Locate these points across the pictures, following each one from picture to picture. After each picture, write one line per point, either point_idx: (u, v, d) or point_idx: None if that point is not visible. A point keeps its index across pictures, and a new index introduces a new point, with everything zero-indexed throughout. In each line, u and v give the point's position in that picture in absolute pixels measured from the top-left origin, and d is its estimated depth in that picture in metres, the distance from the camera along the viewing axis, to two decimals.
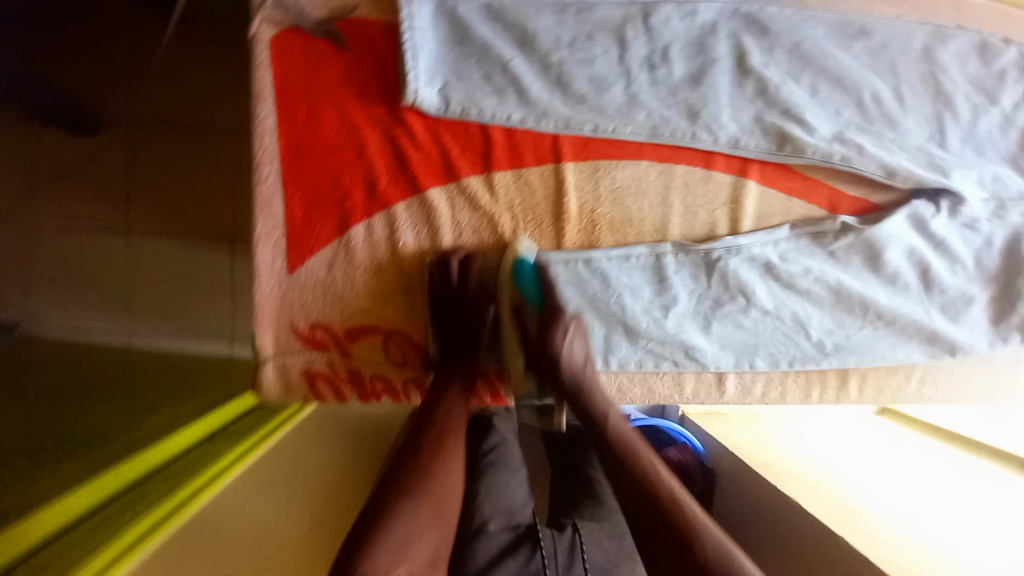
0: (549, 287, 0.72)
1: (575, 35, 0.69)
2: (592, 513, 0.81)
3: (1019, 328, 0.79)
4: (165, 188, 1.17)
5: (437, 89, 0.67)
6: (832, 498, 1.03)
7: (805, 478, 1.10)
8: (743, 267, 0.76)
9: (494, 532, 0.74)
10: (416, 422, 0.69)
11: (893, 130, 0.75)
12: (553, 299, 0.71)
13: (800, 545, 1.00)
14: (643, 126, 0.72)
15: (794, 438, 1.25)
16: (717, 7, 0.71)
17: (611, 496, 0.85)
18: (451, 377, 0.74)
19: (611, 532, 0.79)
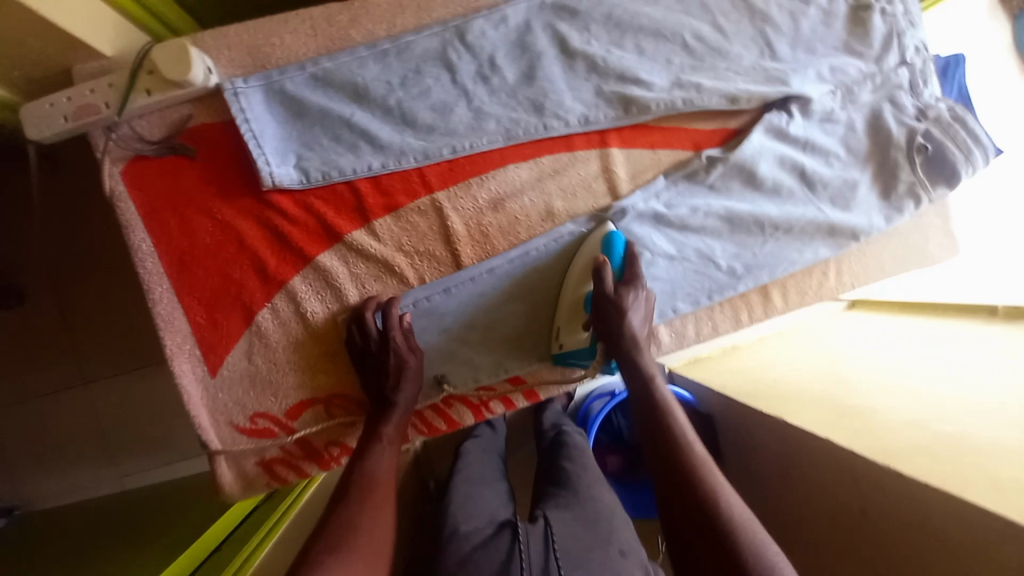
0: (633, 262, 0.76)
1: (403, 76, 0.74)
2: (568, 502, 0.82)
3: (908, 195, 0.83)
4: (78, 333, 1.13)
5: (293, 166, 0.72)
6: (818, 405, 1.05)
7: (790, 396, 1.12)
8: (643, 225, 0.80)
9: (470, 529, 0.76)
10: (346, 474, 0.68)
11: (725, 59, 0.80)
12: (635, 271, 0.75)
13: (810, 467, 0.98)
14: (496, 134, 0.76)
15: (773, 359, 1.33)
16: (524, 7, 0.76)
17: (586, 487, 0.86)
18: (381, 427, 0.73)
19: (584, 519, 0.78)
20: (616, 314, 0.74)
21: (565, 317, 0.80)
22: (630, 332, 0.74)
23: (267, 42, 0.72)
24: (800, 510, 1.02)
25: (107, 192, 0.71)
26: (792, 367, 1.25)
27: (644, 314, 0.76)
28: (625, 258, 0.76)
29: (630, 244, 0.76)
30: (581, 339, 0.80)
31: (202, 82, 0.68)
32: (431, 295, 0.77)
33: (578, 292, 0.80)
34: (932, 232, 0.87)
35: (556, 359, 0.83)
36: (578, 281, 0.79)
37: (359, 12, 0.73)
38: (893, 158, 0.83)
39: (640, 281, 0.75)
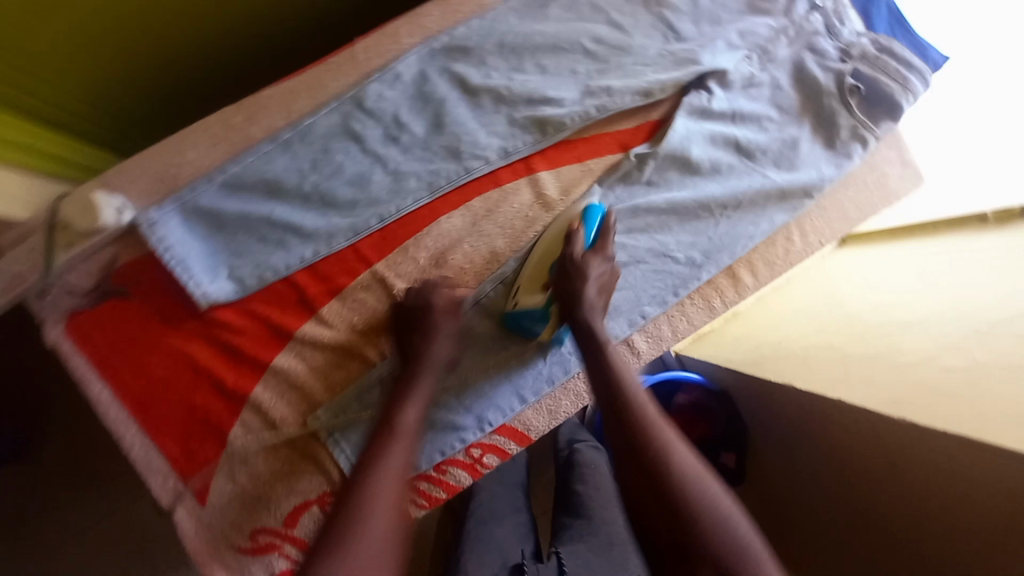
0: (607, 235, 0.71)
1: (313, 159, 0.73)
2: (580, 532, 0.86)
3: (853, 139, 0.79)
4: None
5: (226, 278, 0.71)
6: (824, 359, 0.96)
7: (794, 355, 1.02)
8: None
9: (486, 572, 0.81)
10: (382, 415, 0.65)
11: (630, 55, 0.78)
12: (608, 242, 0.71)
13: (836, 435, 0.92)
14: (419, 190, 0.75)
15: (773, 316, 1.20)
16: (415, 59, 0.75)
17: (600, 509, 0.89)
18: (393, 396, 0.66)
19: (596, 547, 0.82)
20: (570, 271, 0.68)
21: (529, 277, 0.73)
22: (585, 299, 0.68)
23: (172, 163, 0.72)
24: (838, 483, 0.96)
25: (56, 352, 0.71)
26: (782, 321, 1.15)
27: (600, 292, 0.69)
28: (600, 232, 0.71)
29: (608, 215, 0.72)
30: (536, 301, 0.71)
31: (115, 222, 0.69)
32: (394, 368, 0.74)
33: (545, 258, 0.73)
34: (890, 167, 0.83)
35: (511, 321, 0.74)
36: (547, 246, 0.73)
37: (254, 108, 0.73)
38: (828, 106, 0.80)
39: (607, 253, 0.71)
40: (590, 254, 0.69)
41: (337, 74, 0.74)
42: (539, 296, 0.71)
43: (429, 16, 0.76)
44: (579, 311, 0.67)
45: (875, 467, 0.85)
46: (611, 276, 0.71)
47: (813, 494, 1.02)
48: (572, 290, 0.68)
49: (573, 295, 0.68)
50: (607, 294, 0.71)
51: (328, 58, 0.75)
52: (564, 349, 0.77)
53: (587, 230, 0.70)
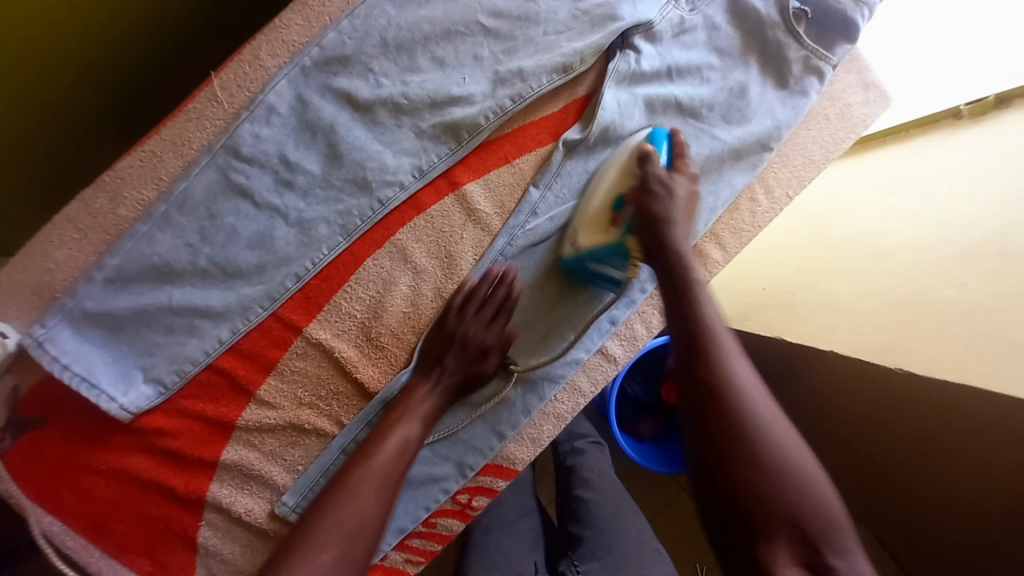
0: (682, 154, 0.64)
1: (201, 229, 0.63)
2: (593, 547, 0.88)
3: (806, 72, 0.70)
4: None
5: (144, 382, 0.65)
6: (808, 310, 0.90)
7: (779, 301, 0.96)
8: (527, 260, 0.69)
9: None
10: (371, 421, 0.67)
11: (538, 23, 0.67)
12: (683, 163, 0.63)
13: (838, 381, 0.88)
14: (333, 237, 0.65)
15: (759, 258, 1.10)
16: (286, 82, 0.63)
17: (609, 518, 0.91)
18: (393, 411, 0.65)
19: (609, 565, 0.85)
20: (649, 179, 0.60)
21: (597, 210, 0.65)
22: (669, 214, 0.59)
23: (48, 270, 0.63)
24: (844, 422, 0.94)
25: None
26: (771, 262, 1.07)
27: (686, 215, 0.61)
28: (671, 152, 0.64)
29: (675, 134, 0.65)
30: (611, 235, 0.63)
31: (0, 350, 0.61)
32: (356, 435, 0.67)
33: (612, 191, 0.64)
34: (851, 95, 0.74)
35: (570, 264, 0.68)
36: (615, 179, 0.64)
37: (116, 185, 0.63)
38: (774, 39, 0.69)
39: (690, 174, 0.63)
40: (674, 176, 0.62)
41: (201, 122, 0.63)
42: (610, 230, 0.64)
43: (290, 26, 0.63)
44: (663, 234, 0.59)
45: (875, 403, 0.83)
46: (693, 198, 0.63)
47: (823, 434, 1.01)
48: (660, 210, 0.59)
49: (654, 213, 0.59)
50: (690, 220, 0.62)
51: (187, 104, 0.63)
52: (536, 376, 0.70)
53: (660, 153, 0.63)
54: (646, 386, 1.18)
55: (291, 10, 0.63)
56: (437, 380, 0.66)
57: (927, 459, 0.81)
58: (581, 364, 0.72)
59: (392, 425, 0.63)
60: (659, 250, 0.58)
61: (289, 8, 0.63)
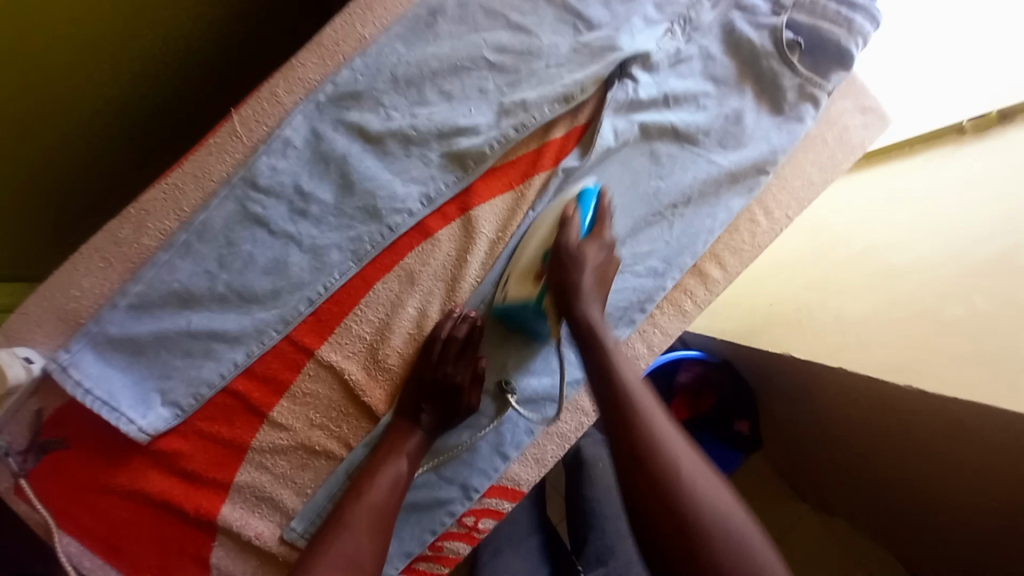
0: (602, 225, 0.65)
1: (219, 257, 0.66)
2: (597, 552, 0.88)
3: (801, 99, 0.72)
4: None
5: (162, 405, 0.67)
6: (817, 324, 0.91)
7: (787, 318, 0.97)
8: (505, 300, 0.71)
9: None
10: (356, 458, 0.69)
11: (540, 56, 0.70)
12: (600, 237, 0.64)
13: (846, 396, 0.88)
14: (345, 262, 0.68)
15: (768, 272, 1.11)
16: (302, 118, 0.66)
17: (613, 525, 0.91)
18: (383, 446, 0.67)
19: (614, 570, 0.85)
20: (561, 254, 0.63)
21: (523, 264, 0.67)
22: (581, 287, 0.62)
23: (73, 297, 0.66)
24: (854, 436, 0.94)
25: (19, 510, 0.67)
26: (778, 275, 1.08)
27: (596, 286, 0.63)
28: (596, 218, 0.65)
29: (602, 197, 0.66)
30: (528, 293, 0.66)
31: (26, 375, 0.63)
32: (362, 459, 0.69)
33: (540, 250, 0.67)
34: (848, 119, 0.76)
35: (500, 312, 0.70)
36: (541, 240, 0.67)
37: (140, 216, 0.66)
38: (769, 68, 0.72)
39: (604, 242, 0.64)
40: (585, 243, 0.63)
41: (221, 155, 0.66)
42: (534, 287, 0.66)
43: (306, 65, 0.67)
44: (576, 307, 0.62)
45: (884, 418, 0.83)
46: (608, 266, 0.65)
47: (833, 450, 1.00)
48: (564, 278, 0.62)
49: (569, 284, 0.62)
50: (604, 285, 0.64)
51: (208, 139, 0.66)
52: (537, 397, 0.72)
53: (583, 220, 0.65)
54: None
55: (306, 50, 0.67)
56: (420, 420, 0.68)
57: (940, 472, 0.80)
58: (583, 383, 0.73)
59: (381, 463, 0.66)
60: (577, 321, 0.62)
61: (304, 48, 0.67)
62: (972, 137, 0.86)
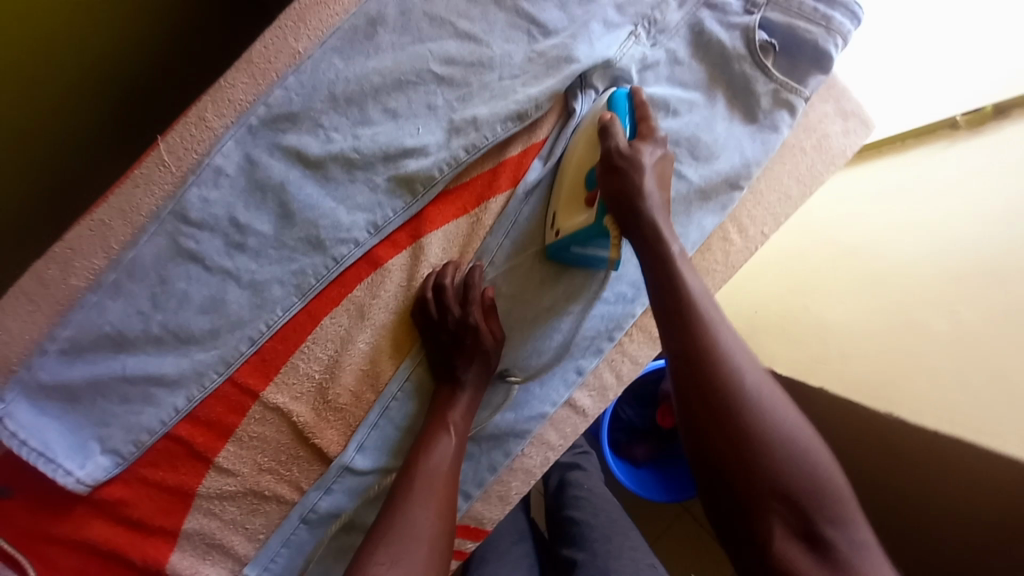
0: (645, 118, 0.60)
1: (152, 296, 0.62)
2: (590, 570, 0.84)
3: (776, 105, 0.67)
4: None
5: (101, 453, 0.63)
6: (807, 332, 0.86)
7: (779, 317, 0.92)
8: (517, 257, 0.67)
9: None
10: (316, 500, 0.66)
11: (493, 69, 0.64)
12: (647, 129, 0.60)
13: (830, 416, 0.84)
14: (288, 298, 0.63)
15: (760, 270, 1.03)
16: (232, 143, 0.61)
17: (603, 542, 0.89)
18: (347, 481, 0.66)
19: None
20: (617, 152, 0.57)
21: (567, 194, 0.64)
22: (648, 193, 0.57)
23: None
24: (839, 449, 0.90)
25: None
26: (762, 277, 1.02)
27: (659, 189, 0.58)
28: (636, 118, 0.61)
29: (636, 96, 0.61)
30: (582, 220, 0.61)
31: None
32: (315, 504, 0.66)
33: (584, 164, 0.62)
34: (827, 125, 0.71)
35: (555, 251, 0.66)
36: (585, 153, 0.62)
37: (64, 254, 0.61)
38: (741, 72, 0.67)
39: (657, 139, 0.60)
40: (635, 145, 0.58)
41: (147, 187, 0.61)
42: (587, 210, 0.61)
43: (236, 85, 0.61)
44: (643, 213, 0.56)
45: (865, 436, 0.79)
46: (664, 163, 0.60)
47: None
48: (631, 183, 0.56)
49: (633, 191, 0.56)
50: (665, 187, 0.59)
51: (132, 170, 0.61)
52: (500, 433, 0.68)
53: (622, 123, 0.60)
54: (640, 411, 1.21)
55: (236, 68, 0.61)
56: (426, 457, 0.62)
57: None
58: (547, 417, 0.69)
59: (430, 439, 0.63)
60: (650, 258, 0.56)
61: (233, 65, 0.61)
62: (966, 131, 0.84)
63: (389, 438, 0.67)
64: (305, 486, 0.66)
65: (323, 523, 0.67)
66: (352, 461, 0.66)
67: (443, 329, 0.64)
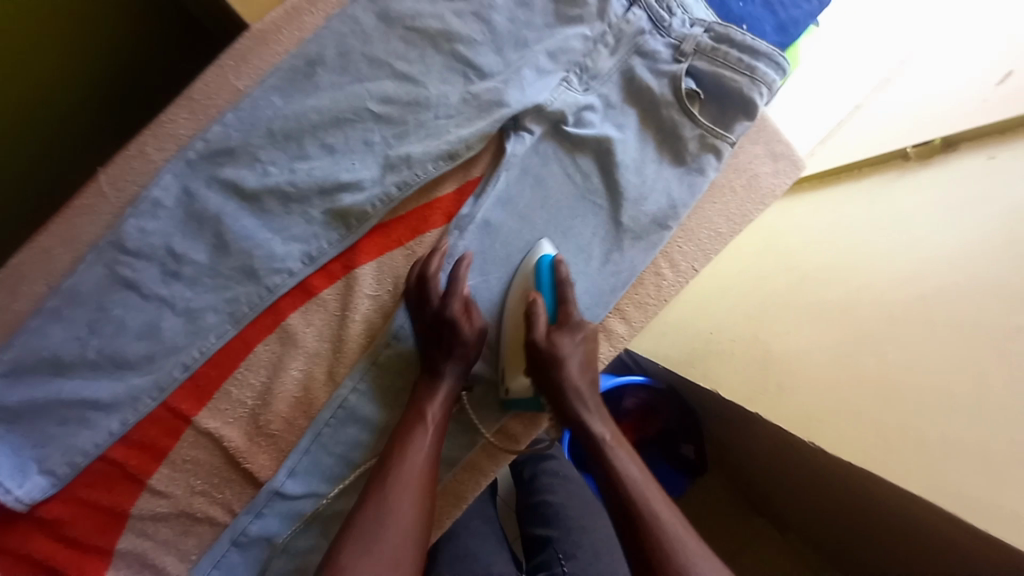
0: (568, 292, 0.65)
1: (90, 322, 0.63)
2: (565, 548, 0.86)
3: (703, 149, 0.69)
4: None
5: (40, 472, 0.64)
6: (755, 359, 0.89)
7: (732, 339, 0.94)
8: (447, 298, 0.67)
9: None
10: (244, 522, 0.66)
11: (429, 107, 0.66)
12: (567, 304, 0.65)
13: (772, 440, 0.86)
14: (221, 325, 0.65)
15: (724, 290, 1.05)
16: (171, 176, 0.63)
17: (573, 518, 0.90)
18: (277, 505, 0.67)
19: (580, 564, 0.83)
20: (542, 347, 0.63)
21: (511, 356, 0.68)
22: (570, 384, 0.64)
23: None
24: (785, 473, 0.91)
25: None
26: (716, 302, 1.05)
27: (587, 380, 0.65)
28: (557, 289, 0.66)
29: (559, 268, 0.66)
30: (523, 386, 0.67)
31: None
32: (246, 527, 0.67)
33: (518, 331, 0.68)
34: (759, 165, 0.73)
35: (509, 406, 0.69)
36: (515, 321, 0.68)
37: (8, 279, 0.63)
38: (669, 118, 0.69)
39: (576, 323, 0.65)
40: (558, 339, 0.64)
41: (89, 217, 0.64)
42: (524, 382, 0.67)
43: (176, 120, 0.64)
44: (569, 405, 0.63)
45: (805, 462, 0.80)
46: (588, 343, 0.66)
47: (778, 484, 0.97)
48: (561, 378, 0.63)
49: (560, 384, 0.63)
50: (591, 368, 0.66)
51: (73, 201, 0.64)
52: None
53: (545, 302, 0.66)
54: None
55: (177, 104, 0.64)
56: (427, 427, 0.62)
57: (863, 516, 0.78)
58: (479, 446, 0.70)
59: (411, 426, 0.62)
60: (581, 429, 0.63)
61: (174, 102, 0.64)
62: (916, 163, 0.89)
63: (321, 462, 0.67)
64: (237, 507, 0.68)
65: (251, 547, 0.68)
66: (280, 486, 0.66)
67: (424, 319, 0.65)
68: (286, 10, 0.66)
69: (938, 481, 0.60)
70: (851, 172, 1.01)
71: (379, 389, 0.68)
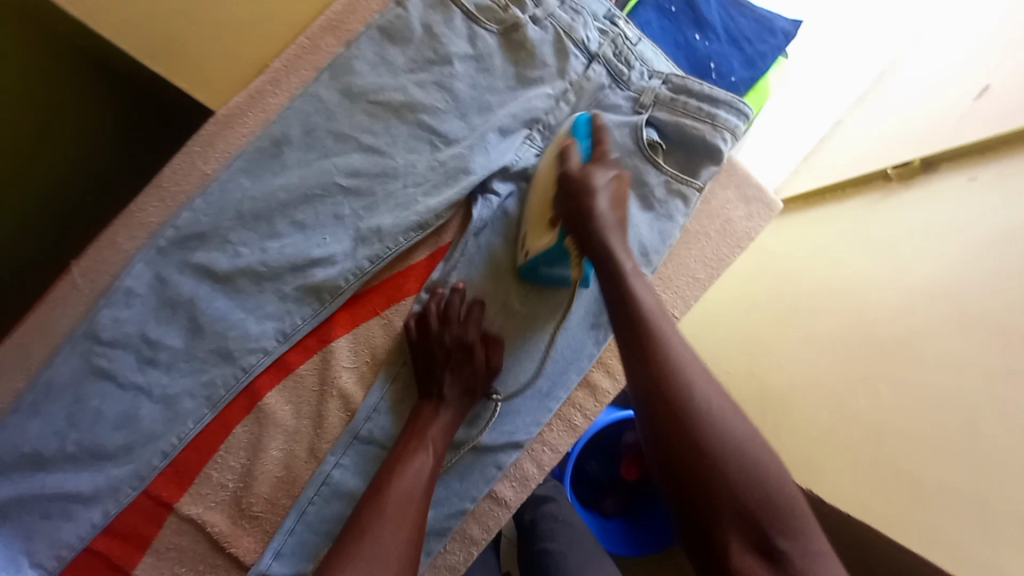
0: (603, 139, 0.61)
1: (68, 416, 0.62)
2: None
3: (670, 195, 0.69)
4: None
5: (30, 566, 0.62)
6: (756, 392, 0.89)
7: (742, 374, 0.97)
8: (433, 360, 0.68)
9: None
10: None
11: (396, 177, 0.67)
12: (602, 148, 0.61)
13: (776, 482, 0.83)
14: (199, 409, 0.65)
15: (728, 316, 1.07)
16: (143, 265, 0.63)
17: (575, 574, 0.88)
18: None
19: None
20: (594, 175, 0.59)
21: (536, 216, 0.66)
22: (599, 216, 0.57)
23: None
24: None
25: None
26: (715, 334, 1.09)
27: (615, 214, 0.59)
28: (592, 141, 0.62)
29: (596, 119, 0.63)
30: (547, 241, 0.63)
31: None
32: None
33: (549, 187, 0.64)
34: (731, 209, 0.73)
35: (528, 270, 0.68)
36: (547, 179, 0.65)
37: None
38: (635, 166, 0.69)
39: (611, 161, 0.61)
40: (593, 170, 0.59)
41: (64, 309, 0.64)
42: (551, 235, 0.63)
43: (147, 209, 0.64)
44: (595, 234, 0.57)
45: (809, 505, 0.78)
46: (620, 185, 0.61)
47: None
48: (586, 208, 0.58)
49: (586, 216, 0.57)
50: (622, 208, 0.60)
51: (48, 294, 0.64)
52: None
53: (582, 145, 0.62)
54: (604, 462, 1.16)
55: (146, 193, 0.64)
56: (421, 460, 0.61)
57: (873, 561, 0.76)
58: (468, 513, 0.68)
59: (408, 454, 0.61)
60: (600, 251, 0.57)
61: (143, 192, 0.64)
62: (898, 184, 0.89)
63: (307, 540, 0.65)
64: None
65: None
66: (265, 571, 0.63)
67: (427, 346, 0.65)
68: (249, 90, 0.66)
69: (935, 536, 0.61)
70: (832, 195, 1.02)
71: (362, 461, 0.67)
